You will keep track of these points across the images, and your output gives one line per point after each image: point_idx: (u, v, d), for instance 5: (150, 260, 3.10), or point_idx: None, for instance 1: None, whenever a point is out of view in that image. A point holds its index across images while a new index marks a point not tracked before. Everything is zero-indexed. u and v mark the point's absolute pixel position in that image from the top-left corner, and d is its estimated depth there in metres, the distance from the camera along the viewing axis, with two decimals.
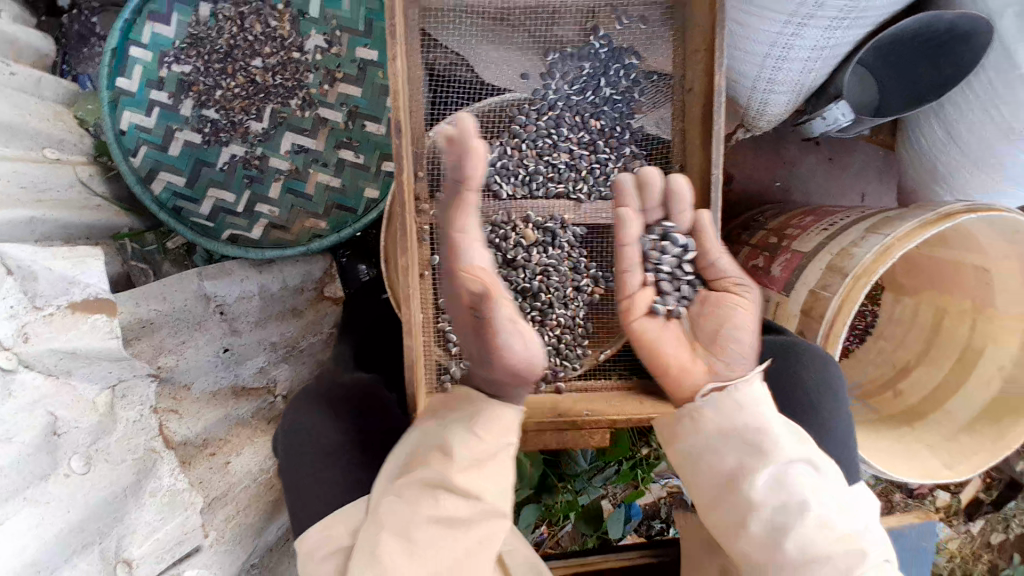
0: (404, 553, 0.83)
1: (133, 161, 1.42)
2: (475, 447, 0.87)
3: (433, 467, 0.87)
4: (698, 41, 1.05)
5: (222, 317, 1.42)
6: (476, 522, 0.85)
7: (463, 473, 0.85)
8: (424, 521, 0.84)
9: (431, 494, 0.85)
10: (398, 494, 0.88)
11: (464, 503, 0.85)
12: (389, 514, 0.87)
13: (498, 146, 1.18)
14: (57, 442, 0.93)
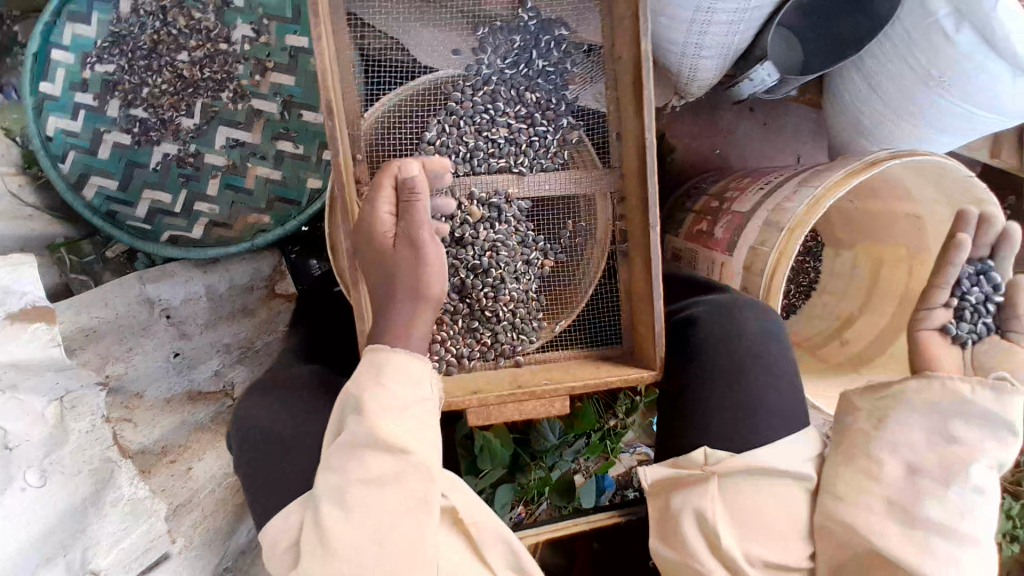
0: (341, 519, 0.85)
1: (62, 167, 1.38)
2: (391, 402, 0.88)
3: (350, 429, 0.87)
4: (620, 7, 1.06)
5: (168, 321, 1.40)
6: (400, 478, 0.86)
7: (383, 428, 0.85)
8: (353, 483, 0.85)
9: (358, 456, 0.86)
10: (328, 465, 0.88)
11: (388, 459, 0.86)
12: (323, 486, 0.87)
13: (436, 125, 1.17)
14: (10, 455, 0.89)
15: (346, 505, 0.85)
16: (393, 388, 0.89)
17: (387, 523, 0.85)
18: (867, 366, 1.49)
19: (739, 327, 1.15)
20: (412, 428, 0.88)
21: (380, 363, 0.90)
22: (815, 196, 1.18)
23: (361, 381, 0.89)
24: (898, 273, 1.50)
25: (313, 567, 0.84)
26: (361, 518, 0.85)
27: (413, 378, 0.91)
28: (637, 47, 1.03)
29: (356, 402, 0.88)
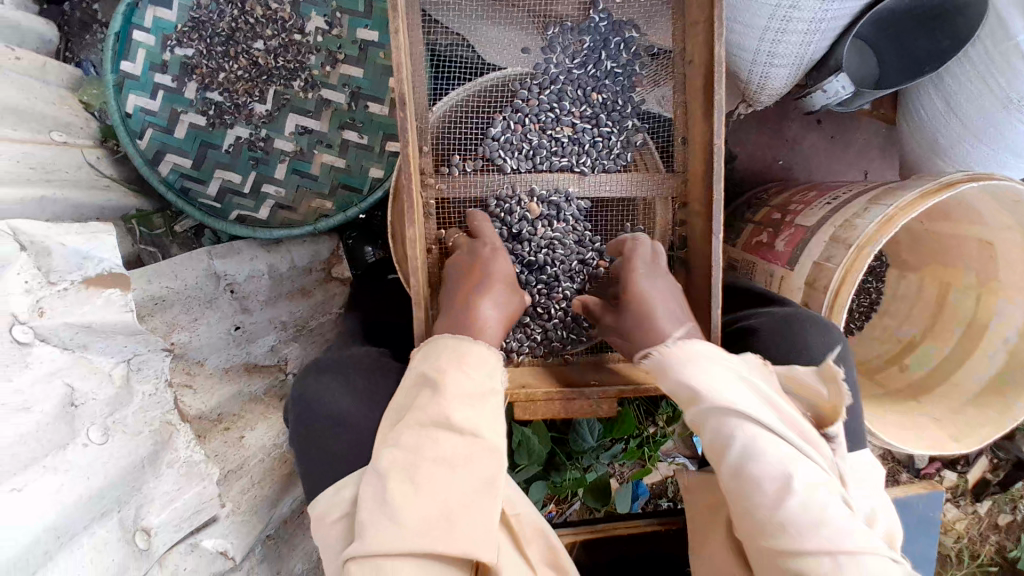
0: (411, 494, 0.85)
1: (140, 144, 1.44)
2: (468, 388, 0.93)
3: (426, 407, 0.91)
4: (694, 13, 1.06)
5: (233, 295, 1.46)
6: (472, 460, 0.88)
7: (458, 410, 0.89)
8: (426, 463, 0.86)
9: (430, 435, 0.88)
10: (397, 443, 0.89)
11: (460, 439, 0.88)
12: (391, 462, 0.88)
13: (502, 121, 1.18)
14: (76, 413, 0.93)
15: (415, 482, 0.86)
16: (472, 377, 0.94)
17: (456, 501, 0.86)
18: (925, 395, 1.45)
19: (803, 343, 1.12)
20: (483, 414, 0.91)
21: (460, 353, 0.97)
22: (886, 214, 1.15)
23: (442, 365, 0.95)
24: (968, 298, 1.45)
25: (377, 539, 0.84)
26: (432, 494, 0.85)
27: (483, 367, 0.96)
28: (710, 52, 1.02)
29: (435, 383, 0.93)
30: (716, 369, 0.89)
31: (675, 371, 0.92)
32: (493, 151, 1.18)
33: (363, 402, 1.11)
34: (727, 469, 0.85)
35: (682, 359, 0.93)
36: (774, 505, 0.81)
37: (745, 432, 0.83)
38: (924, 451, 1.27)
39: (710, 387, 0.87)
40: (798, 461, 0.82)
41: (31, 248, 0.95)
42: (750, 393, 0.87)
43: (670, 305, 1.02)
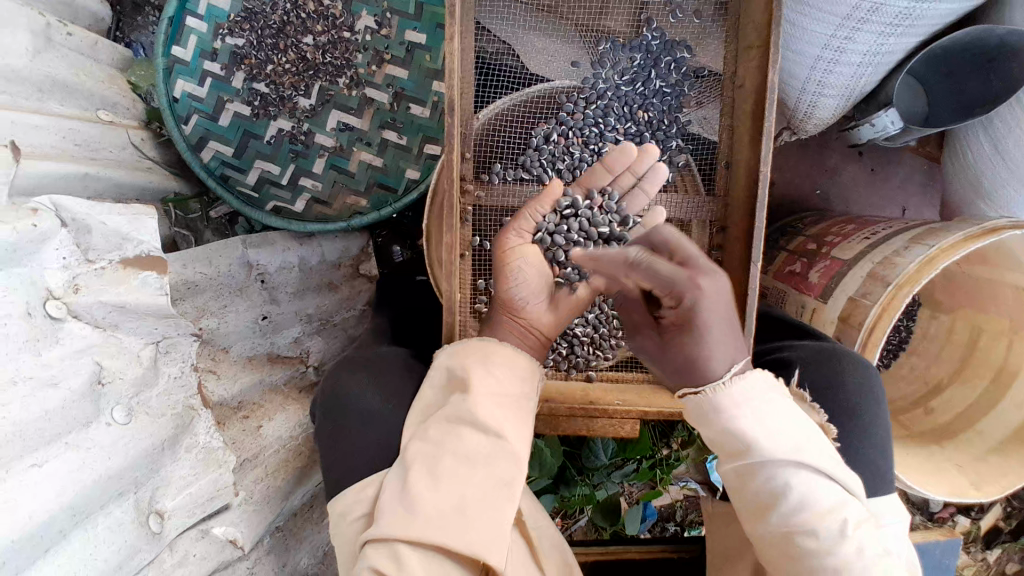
0: (429, 487, 0.86)
1: (185, 128, 1.46)
2: (499, 389, 0.95)
3: (455, 404, 0.93)
4: (750, 38, 1.05)
5: (262, 284, 1.48)
6: (492, 460, 0.89)
7: (485, 407, 0.91)
8: (448, 456, 0.89)
9: (455, 431, 0.91)
10: (425, 436, 0.93)
11: (485, 438, 0.90)
12: (416, 453, 0.91)
13: (545, 132, 1.19)
14: (101, 392, 0.94)
15: (436, 475, 0.87)
16: (503, 381, 0.96)
17: (472, 497, 0.86)
18: (950, 440, 1.39)
19: (838, 381, 1.10)
20: (509, 415, 0.93)
21: (488, 354, 0.98)
22: (928, 254, 1.12)
23: (471, 361, 0.97)
24: (996, 346, 1.38)
25: (390, 525, 0.84)
26: (449, 489, 0.86)
27: (521, 373, 0.99)
28: (763, 79, 1.01)
29: (466, 382, 0.95)
30: (773, 409, 0.85)
31: (721, 415, 0.86)
32: (534, 161, 1.19)
33: (387, 402, 1.12)
34: (777, 522, 0.83)
35: (728, 395, 0.86)
36: (828, 552, 0.80)
37: (800, 483, 0.82)
38: (945, 497, 1.21)
39: (771, 435, 0.83)
40: (843, 505, 0.82)
41: (72, 225, 0.95)
42: (804, 437, 0.85)
43: (725, 322, 0.87)
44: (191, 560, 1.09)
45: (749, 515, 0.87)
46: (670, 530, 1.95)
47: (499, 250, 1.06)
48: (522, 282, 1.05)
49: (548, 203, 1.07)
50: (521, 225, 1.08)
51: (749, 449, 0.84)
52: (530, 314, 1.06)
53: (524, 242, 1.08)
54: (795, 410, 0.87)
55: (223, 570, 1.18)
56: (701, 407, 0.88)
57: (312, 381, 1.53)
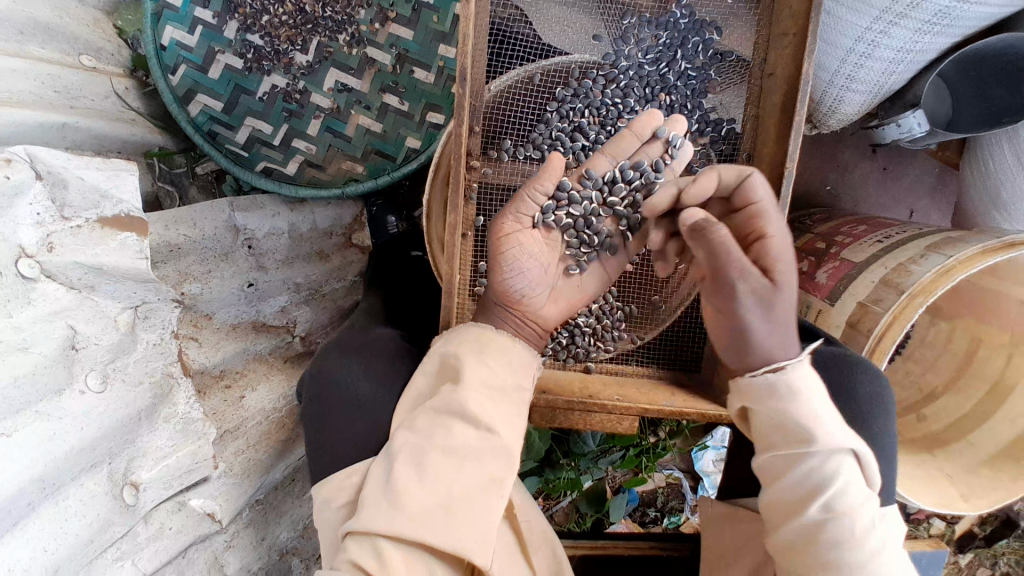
0: (416, 482, 0.85)
1: (173, 79, 1.37)
2: (491, 379, 0.92)
3: (444, 396, 0.91)
4: (786, 22, 0.98)
5: (249, 251, 1.42)
6: (483, 455, 0.87)
7: (475, 402, 0.89)
8: (435, 450, 0.87)
9: (443, 424, 0.88)
10: (413, 426, 0.91)
11: (474, 432, 0.88)
12: (403, 443, 0.89)
13: (557, 109, 1.13)
14: (75, 357, 0.87)
15: (422, 468, 0.85)
16: (497, 370, 0.94)
17: (459, 493, 0.85)
18: (940, 449, 1.38)
19: (846, 387, 1.09)
20: (501, 410, 0.91)
21: (482, 345, 0.95)
22: (944, 265, 1.09)
23: (464, 351, 0.94)
24: (996, 358, 1.36)
25: (372, 519, 0.83)
26: (436, 485, 0.84)
27: (514, 364, 0.96)
28: (797, 71, 0.96)
29: (457, 372, 0.93)
30: (822, 405, 0.85)
31: (786, 399, 0.85)
32: (544, 139, 1.13)
33: (382, 386, 1.09)
34: (816, 509, 0.83)
35: (807, 383, 0.85)
36: (855, 545, 0.81)
37: (845, 475, 0.84)
38: (933, 507, 1.20)
39: (828, 425, 0.85)
40: (876, 506, 0.84)
41: (47, 178, 0.87)
42: (856, 437, 0.87)
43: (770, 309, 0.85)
44: (166, 534, 1.05)
45: (780, 499, 0.88)
46: (650, 517, 1.91)
47: (495, 233, 0.99)
48: (520, 273, 1.00)
49: (551, 181, 0.98)
50: (520, 208, 1.00)
51: (806, 435, 0.84)
52: (528, 308, 1.03)
53: (523, 228, 1.01)
54: (845, 412, 0.89)
55: (200, 543, 1.14)
56: (770, 390, 0.87)
57: (298, 352, 1.48)
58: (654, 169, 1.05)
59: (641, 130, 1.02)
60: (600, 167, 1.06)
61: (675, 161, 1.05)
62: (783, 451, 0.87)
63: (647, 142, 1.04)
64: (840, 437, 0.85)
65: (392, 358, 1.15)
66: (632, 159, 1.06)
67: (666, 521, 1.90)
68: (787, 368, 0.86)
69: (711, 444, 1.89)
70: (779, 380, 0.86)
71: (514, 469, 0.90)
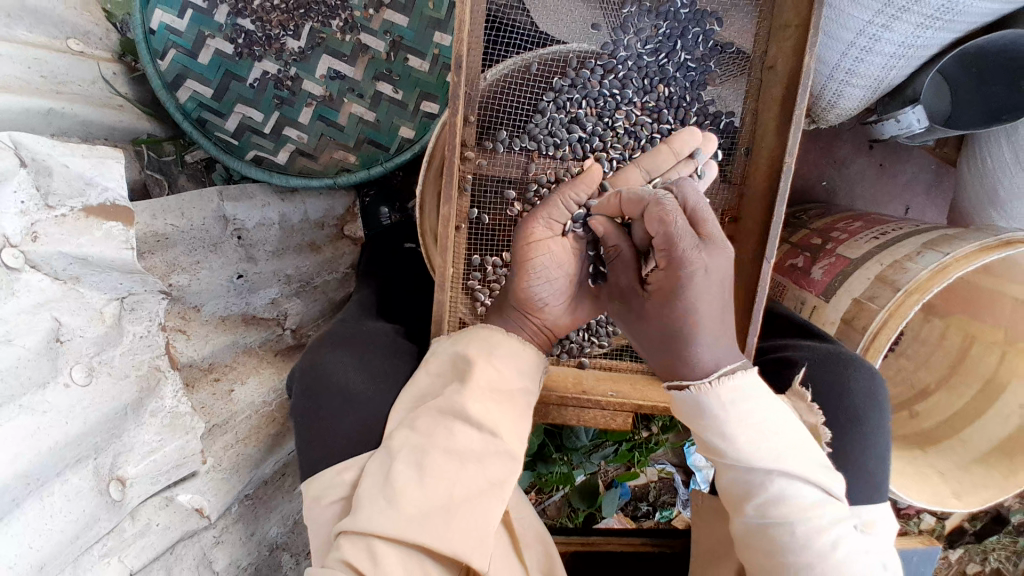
0: (415, 481, 0.85)
1: (160, 64, 1.33)
2: (499, 382, 0.93)
3: (448, 396, 0.91)
4: (787, 15, 0.97)
5: (239, 242, 1.38)
6: (485, 458, 0.88)
7: (476, 404, 0.89)
8: (436, 452, 0.87)
9: (445, 425, 0.89)
10: (413, 426, 0.92)
11: (476, 435, 0.88)
12: (403, 443, 0.90)
13: (554, 98, 1.11)
14: (61, 349, 0.84)
15: (422, 469, 0.86)
16: (503, 372, 0.94)
17: (458, 495, 0.85)
18: (932, 446, 1.38)
19: (842, 385, 1.09)
20: (505, 413, 0.91)
21: (493, 343, 0.96)
22: (941, 262, 1.08)
23: (474, 351, 0.95)
24: (989, 356, 1.37)
25: (369, 519, 0.83)
26: (435, 486, 0.85)
27: (521, 365, 0.97)
28: (799, 64, 0.95)
29: (466, 371, 0.93)
30: (752, 415, 0.82)
31: (703, 415, 0.83)
32: (540, 129, 1.11)
33: (374, 381, 1.08)
34: (754, 515, 0.84)
35: (717, 398, 0.82)
36: (799, 548, 0.81)
37: (781, 482, 0.82)
38: (925, 504, 1.20)
39: (748, 437, 0.82)
40: (819, 505, 0.82)
41: (32, 164, 0.85)
42: (790, 437, 0.83)
43: (717, 302, 0.82)
44: (153, 530, 1.03)
45: (727, 502, 0.89)
46: (642, 511, 1.91)
47: (525, 238, 0.96)
48: (546, 280, 0.98)
49: (587, 190, 0.96)
50: (552, 214, 0.96)
51: (729, 451, 0.83)
52: (545, 315, 1.01)
53: (552, 235, 0.98)
54: (779, 409, 0.84)
55: (188, 538, 1.13)
56: (688, 407, 0.85)
57: (288, 345, 1.46)
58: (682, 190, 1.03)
59: (679, 148, 0.98)
60: (632, 183, 1.00)
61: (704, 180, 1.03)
62: (716, 462, 0.86)
63: (684, 161, 1.00)
64: (776, 442, 0.82)
65: (386, 353, 1.14)
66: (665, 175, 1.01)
67: (658, 515, 1.90)
68: (695, 385, 0.83)
69: None
70: (688, 398, 0.84)
71: (516, 472, 0.90)
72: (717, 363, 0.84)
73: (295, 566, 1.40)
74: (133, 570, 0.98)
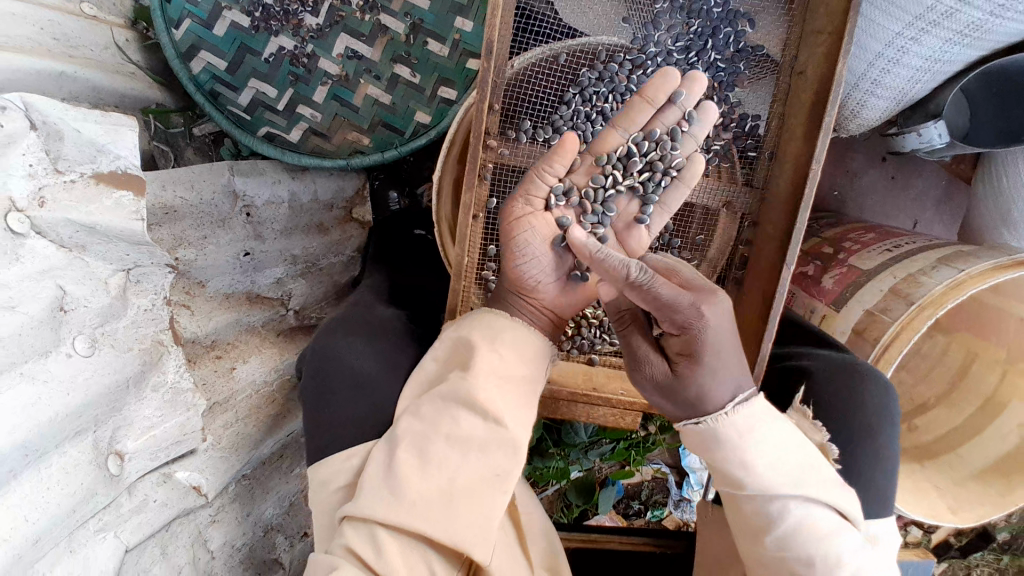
0: (417, 468, 0.84)
1: (176, 33, 1.30)
2: (501, 368, 0.92)
3: (452, 382, 0.90)
4: (820, 20, 0.96)
5: (248, 219, 1.36)
6: (488, 447, 0.87)
7: (482, 389, 0.88)
8: (440, 439, 0.86)
9: (450, 413, 0.88)
10: (417, 413, 0.91)
11: (480, 423, 0.87)
12: (406, 430, 0.89)
13: (580, 90, 1.09)
14: (63, 319, 0.82)
15: (425, 456, 0.85)
16: (507, 358, 0.94)
17: (460, 484, 0.84)
18: (929, 460, 1.39)
19: (858, 400, 1.11)
20: (508, 399, 0.90)
21: (496, 329, 0.96)
22: (955, 279, 1.08)
23: (477, 336, 0.94)
24: (990, 374, 1.38)
25: (372, 505, 0.82)
26: (437, 474, 0.84)
27: (526, 354, 0.96)
28: (830, 70, 0.94)
29: (467, 359, 0.93)
30: (766, 444, 0.84)
31: (718, 449, 0.85)
32: (564, 121, 1.10)
33: (382, 366, 1.08)
34: (771, 545, 0.85)
35: (730, 428, 0.84)
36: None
37: (797, 510, 0.83)
38: (922, 517, 1.21)
39: (764, 466, 0.84)
40: (838, 531, 0.83)
41: (42, 128, 0.82)
42: (804, 463, 0.85)
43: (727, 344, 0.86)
44: (150, 506, 1.01)
45: (745, 532, 0.89)
46: (634, 509, 1.91)
47: (506, 216, 0.98)
48: (533, 259, 0.99)
49: (564, 161, 0.96)
50: (529, 189, 0.98)
51: (748, 482, 0.84)
52: (542, 295, 1.02)
53: (534, 211, 0.99)
54: (790, 437, 0.86)
55: (184, 517, 1.11)
56: (700, 440, 0.87)
57: (292, 326, 1.43)
58: (675, 136, 1.01)
59: (652, 91, 0.96)
60: (611, 144, 1.01)
61: (696, 123, 1.00)
62: (732, 493, 0.87)
63: (664, 108, 1.00)
64: (791, 473, 0.84)
65: (398, 340, 1.14)
66: (646, 130, 1.02)
67: (648, 514, 1.91)
68: (714, 417, 0.85)
69: None
70: (705, 430, 0.86)
71: (518, 463, 0.89)
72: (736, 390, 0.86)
73: (290, 549, 1.39)
74: (128, 547, 0.97)
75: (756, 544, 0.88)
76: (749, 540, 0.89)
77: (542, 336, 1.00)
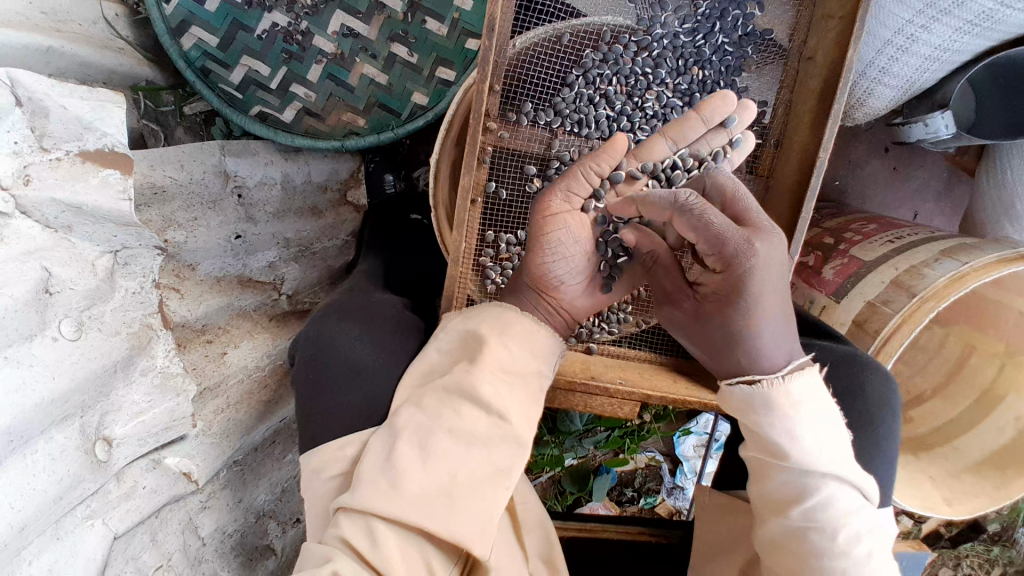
0: (418, 462, 0.83)
1: (166, 8, 1.26)
2: (509, 364, 0.91)
3: (456, 375, 0.89)
4: (831, 4, 0.94)
5: (239, 200, 1.32)
6: (492, 443, 0.86)
7: (487, 384, 0.87)
8: (442, 433, 0.85)
9: (453, 405, 0.87)
10: (419, 404, 0.90)
11: (485, 418, 0.86)
12: (407, 422, 0.88)
13: (583, 71, 1.07)
14: (48, 301, 0.78)
15: (425, 448, 0.84)
16: (517, 355, 0.92)
17: (461, 481, 0.83)
18: (925, 452, 1.39)
19: (856, 388, 1.10)
20: (514, 396, 0.89)
21: (505, 323, 0.94)
22: (958, 271, 1.07)
23: (486, 330, 0.93)
24: (988, 367, 1.37)
25: (370, 498, 0.81)
26: (439, 467, 0.83)
27: (536, 350, 0.94)
28: (841, 57, 0.93)
29: (476, 351, 0.91)
30: (813, 420, 0.83)
31: (768, 415, 0.83)
32: (567, 104, 1.08)
33: (378, 355, 1.06)
34: (799, 516, 0.86)
35: (784, 395, 0.83)
36: (837, 552, 0.85)
37: (830, 487, 0.85)
38: (918, 509, 1.20)
39: (809, 443, 0.83)
40: (858, 511, 0.86)
41: (28, 105, 0.79)
42: (842, 445, 0.86)
43: (777, 292, 0.81)
44: (140, 493, 0.99)
45: (766, 500, 0.91)
46: (627, 497, 1.90)
47: (542, 210, 0.95)
48: (561, 257, 0.97)
49: (609, 159, 0.96)
50: (571, 186, 0.96)
51: (790, 455, 0.84)
52: (562, 294, 1.00)
53: (570, 209, 0.98)
54: (831, 419, 0.85)
55: (175, 503, 1.09)
56: (748, 404, 0.85)
57: (284, 311, 1.41)
58: (712, 157, 1.03)
59: (709, 115, 0.96)
60: (658, 154, 1.01)
61: (737, 150, 1.02)
62: (767, 460, 0.88)
63: (714, 130, 1.00)
64: (826, 452, 0.84)
65: (395, 328, 1.12)
66: (691, 146, 1.02)
67: (643, 502, 1.89)
68: (766, 380, 0.83)
69: (694, 430, 1.87)
70: (754, 394, 0.84)
71: (522, 460, 0.88)
72: (788, 355, 0.85)
73: (281, 536, 1.37)
74: (117, 534, 0.95)
75: (776, 514, 0.89)
76: (768, 511, 0.91)
77: (555, 336, 0.97)
